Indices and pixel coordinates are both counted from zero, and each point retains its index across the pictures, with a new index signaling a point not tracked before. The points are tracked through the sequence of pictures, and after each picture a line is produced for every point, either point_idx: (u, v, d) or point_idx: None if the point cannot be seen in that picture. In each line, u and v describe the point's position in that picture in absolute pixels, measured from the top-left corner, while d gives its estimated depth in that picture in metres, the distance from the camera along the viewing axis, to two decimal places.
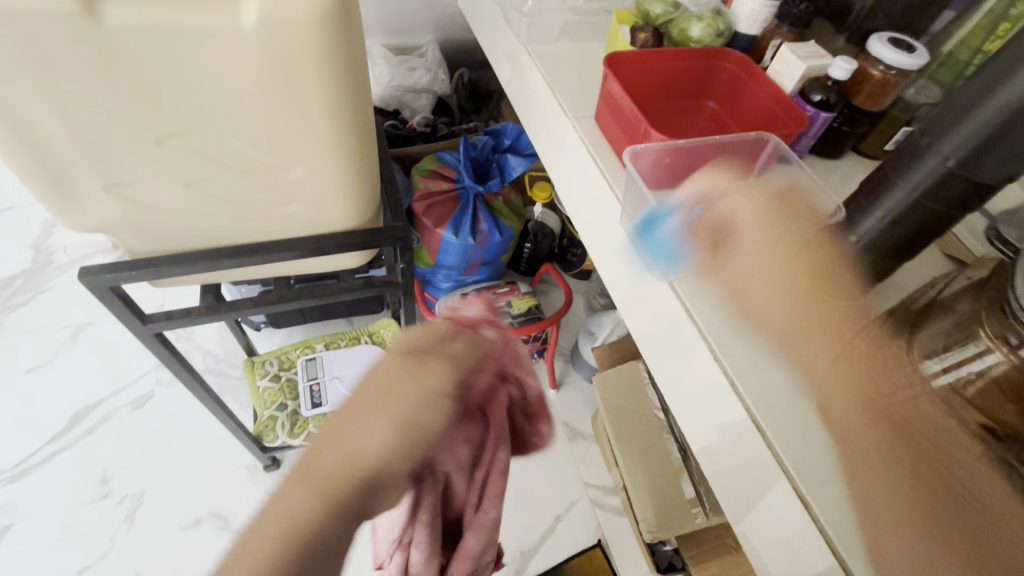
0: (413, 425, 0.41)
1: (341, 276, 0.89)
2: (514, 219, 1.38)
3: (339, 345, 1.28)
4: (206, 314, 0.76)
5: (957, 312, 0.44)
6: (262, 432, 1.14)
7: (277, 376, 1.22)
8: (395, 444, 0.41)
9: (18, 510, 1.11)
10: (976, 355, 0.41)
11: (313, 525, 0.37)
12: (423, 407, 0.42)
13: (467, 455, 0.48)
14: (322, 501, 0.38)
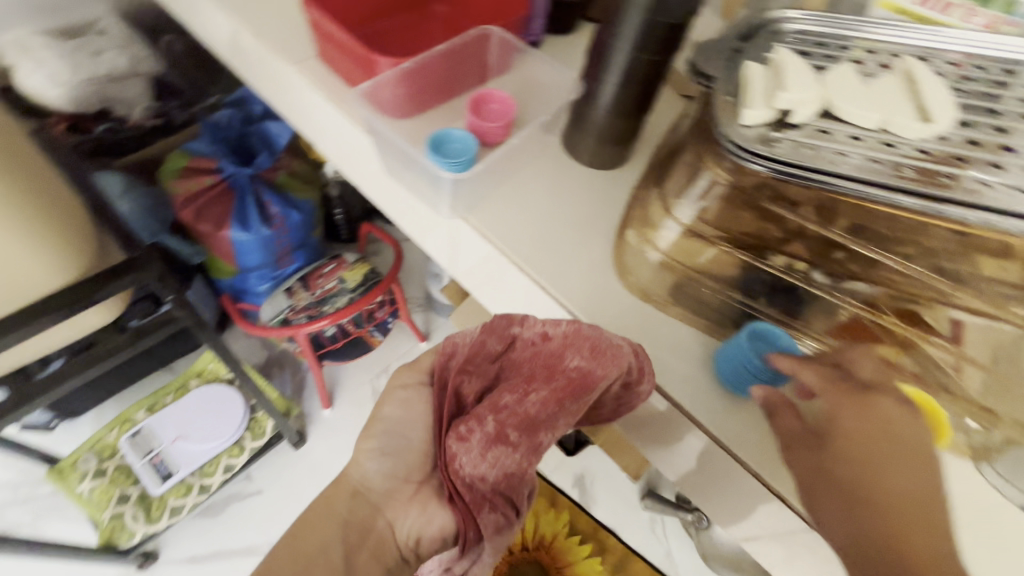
0: (381, 448, 0.54)
1: (100, 338, 0.71)
2: (308, 189, 1.23)
3: (165, 403, 1.09)
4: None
5: (684, 157, 0.42)
6: (111, 535, 0.96)
7: (102, 470, 1.01)
8: (374, 464, 0.54)
9: None
10: (706, 186, 0.40)
11: (316, 531, 0.51)
12: (390, 429, 0.54)
13: (496, 458, 0.43)
14: (322, 514, 0.52)
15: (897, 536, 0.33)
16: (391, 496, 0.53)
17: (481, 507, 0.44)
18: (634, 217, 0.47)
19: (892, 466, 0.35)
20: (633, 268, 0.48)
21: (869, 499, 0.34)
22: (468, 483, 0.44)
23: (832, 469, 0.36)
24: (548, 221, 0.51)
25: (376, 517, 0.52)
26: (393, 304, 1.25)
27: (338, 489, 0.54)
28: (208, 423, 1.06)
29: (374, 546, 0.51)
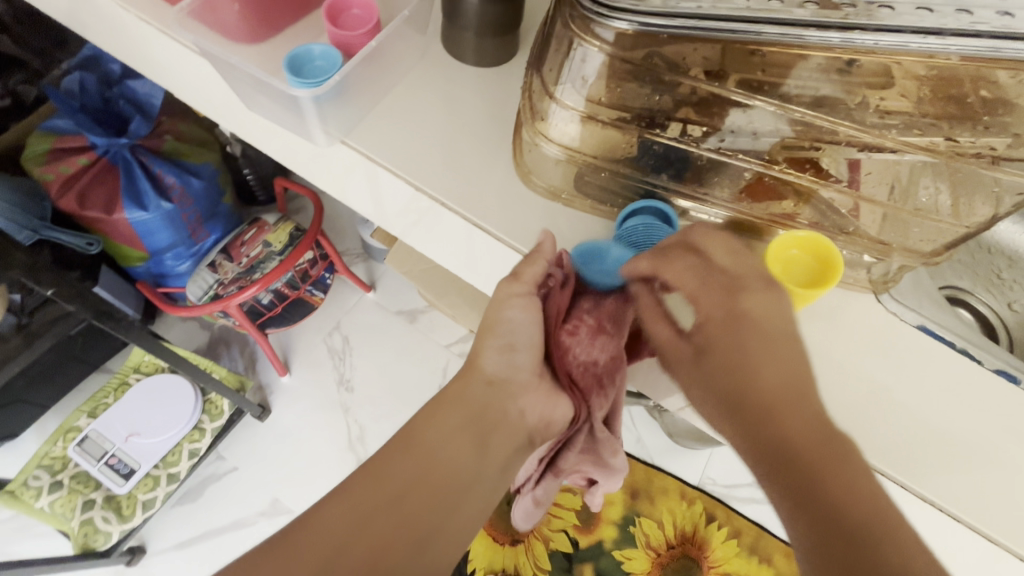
0: (502, 339, 0.48)
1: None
2: (203, 152, 1.12)
3: (107, 403, 1.03)
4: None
5: (558, 35, 0.40)
6: (87, 541, 0.94)
7: (57, 483, 0.96)
8: (491, 352, 0.48)
9: None
10: (585, 59, 0.39)
11: (445, 429, 0.46)
12: (512, 327, 0.47)
13: (605, 343, 0.48)
14: (456, 402, 0.48)
15: (792, 443, 0.36)
16: (523, 383, 0.49)
17: (592, 386, 0.49)
18: (525, 112, 0.45)
19: (771, 375, 0.39)
20: (533, 167, 0.46)
21: (760, 409, 0.38)
22: (584, 370, 0.49)
23: (717, 379, 0.40)
24: (441, 131, 0.47)
25: (510, 406, 0.48)
26: (326, 258, 1.21)
27: (470, 379, 0.49)
28: (159, 414, 1.02)
29: (503, 433, 0.48)
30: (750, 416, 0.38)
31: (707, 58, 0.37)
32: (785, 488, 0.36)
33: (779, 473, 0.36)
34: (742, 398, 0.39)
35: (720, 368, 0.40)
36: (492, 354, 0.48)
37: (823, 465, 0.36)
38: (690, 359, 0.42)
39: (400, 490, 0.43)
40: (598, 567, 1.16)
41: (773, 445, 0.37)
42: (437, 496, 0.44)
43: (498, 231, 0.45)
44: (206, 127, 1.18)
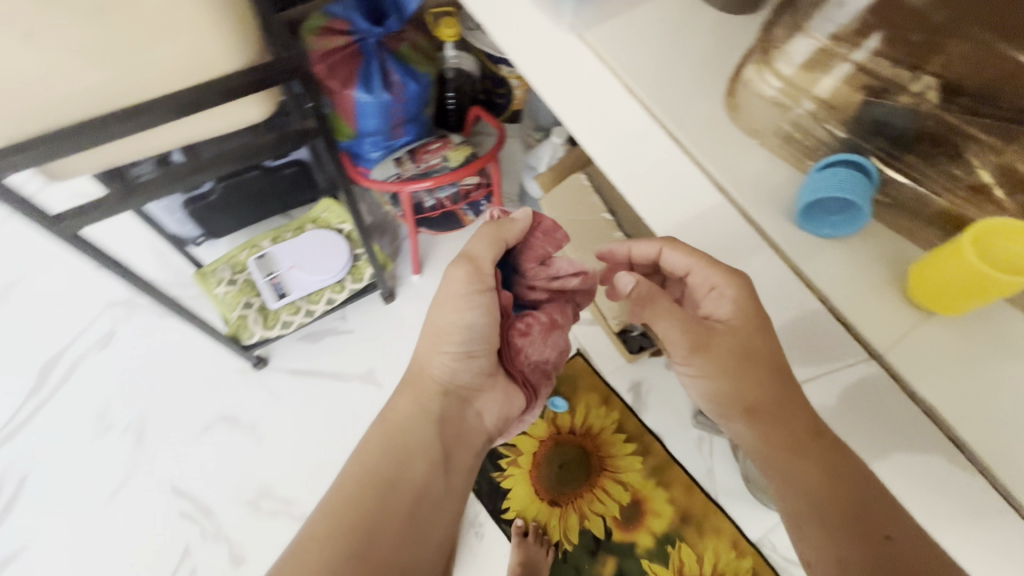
0: (463, 349, 0.71)
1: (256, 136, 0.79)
2: (427, 64, 1.29)
3: (286, 238, 1.25)
4: (108, 208, 0.67)
5: None
6: (237, 331, 1.13)
7: (233, 280, 1.18)
8: (441, 356, 0.71)
9: (28, 461, 1.12)
10: (844, 11, 0.50)
11: (415, 432, 0.68)
12: (471, 333, 0.70)
13: (552, 342, 0.74)
14: (419, 417, 0.69)
15: (796, 405, 0.59)
16: (478, 390, 0.73)
17: (536, 375, 0.75)
18: (759, 54, 0.56)
19: (766, 379, 0.60)
20: (745, 108, 0.57)
21: (780, 407, 0.60)
22: (534, 365, 0.75)
23: (750, 350, 0.60)
24: (671, 61, 0.58)
25: (468, 408, 0.72)
26: (489, 186, 1.32)
27: (427, 392, 0.71)
28: (320, 259, 1.21)
29: (456, 439, 0.70)
30: (771, 381, 0.60)
31: (944, 50, 0.47)
32: (801, 439, 0.58)
33: (795, 428, 0.59)
34: (765, 363, 0.60)
35: (752, 344, 0.60)
36: (442, 361, 0.71)
37: (816, 421, 0.59)
38: (731, 336, 0.60)
39: (385, 490, 0.63)
40: (623, 566, 1.14)
41: (789, 404, 0.59)
42: (413, 494, 0.64)
43: (690, 143, 0.57)
44: (435, 45, 1.35)
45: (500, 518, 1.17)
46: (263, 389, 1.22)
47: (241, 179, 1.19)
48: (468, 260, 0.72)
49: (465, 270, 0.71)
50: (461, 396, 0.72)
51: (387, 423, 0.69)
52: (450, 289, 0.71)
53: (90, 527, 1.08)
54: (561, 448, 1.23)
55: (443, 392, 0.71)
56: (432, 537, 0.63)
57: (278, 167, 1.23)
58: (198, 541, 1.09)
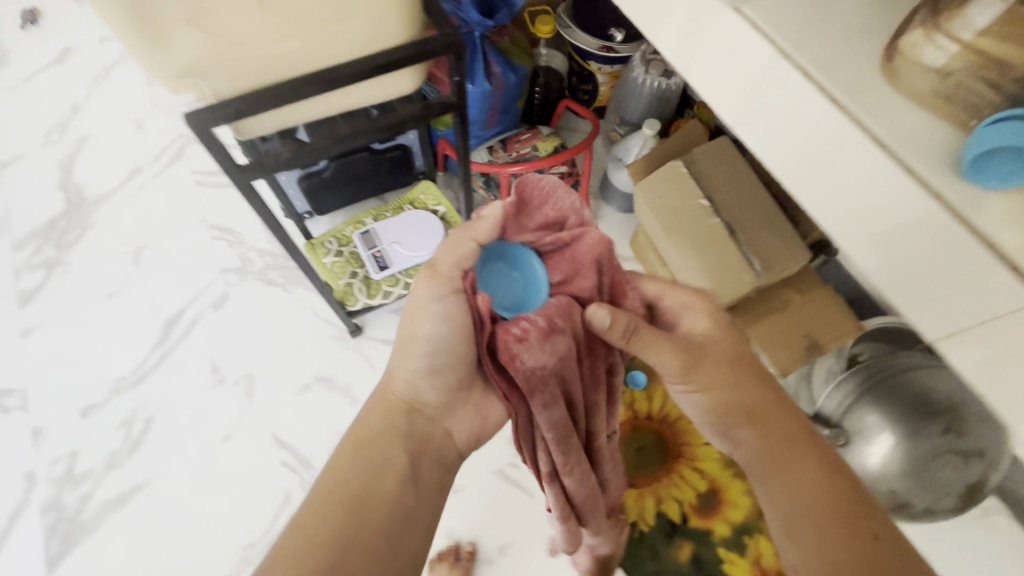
0: (438, 367, 0.70)
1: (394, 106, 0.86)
2: (523, 58, 1.37)
3: (386, 215, 1.33)
4: (276, 165, 0.75)
5: None
6: (344, 297, 1.24)
7: (340, 252, 1.27)
8: (415, 365, 0.70)
9: (152, 405, 1.24)
10: None
11: (382, 447, 0.70)
12: (432, 347, 0.69)
13: (552, 347, 0.63)
14: (385, 431, 0.71)
15: (762, 414, 0.70)
16: (444, 412, 0.75)
17: (537, 386, 0.64)
18: (927, 20, 0.53)
19: (757, 396, 0.71)
20: (907, 74, 0.56)
21: (753, 413, 0.70)
22: (528, 374, 0.63)
23: (746, 371, 0.71)
24: (811, 33, 0.61)
25: (433, 426, 0.74)
26: (576, 176, 1.38)
27: (393, 407, 0.73)
28: (419, 237, 1.29)
29: (426, 452, 0.73)
30: (753, 402, 0.71)
31: None
32: (783, 447, 0.68)
33: (777, 438, 0.69)
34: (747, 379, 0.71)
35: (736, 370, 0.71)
36: (418, 372, 0.71)
37: (795, 434, 0.69)
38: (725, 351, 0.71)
39: (358, 506, 0.66)
40: (698, 551, 1.15)
41: (765, 413, 0.70)
42: (386, 509, 0.67)
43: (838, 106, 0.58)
44: (529, 41, 1.43)
45: None
46: (358, 354, 1.31)
47: (352, 159, 1.29)
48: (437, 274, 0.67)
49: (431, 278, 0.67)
50: (428, 414, 0.74)
51: (348, 437, 0.72)
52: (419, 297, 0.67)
53: (203, 467, 1.19)
54: (638, 432, 1.24)
55: (410, 406, 0.73)
56: (408, 547, 0.67)
57: (384, 150, 1.32)
58: (297, 488, 1.18)
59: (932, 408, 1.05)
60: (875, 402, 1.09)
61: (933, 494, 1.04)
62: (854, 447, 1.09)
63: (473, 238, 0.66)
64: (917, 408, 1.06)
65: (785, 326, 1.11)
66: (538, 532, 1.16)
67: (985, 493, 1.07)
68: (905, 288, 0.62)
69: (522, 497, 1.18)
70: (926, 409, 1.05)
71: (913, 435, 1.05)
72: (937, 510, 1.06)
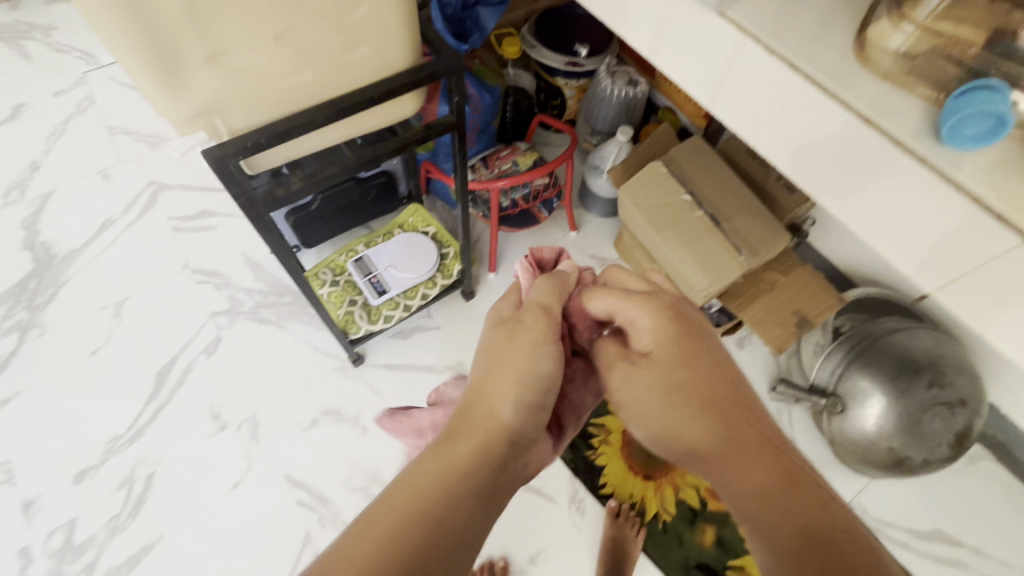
0: (535, 400, 0.61)
1: (391, 131, 0.89)
2: (496, 79, 1.43)
3: (377, 242, 1.34)
4: (288, 195, 0.75)
5: None
6: (346, 326, 1.24)
7: (335, 281, 1.27)
8: (512, 394, 0.60)
9: (153, 460, 1.19)
10: None
11: (462, 477, 0.53)
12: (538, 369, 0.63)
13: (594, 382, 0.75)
14: (472, 457, 0.54)
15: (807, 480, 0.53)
16: (532, 440, 0.60)
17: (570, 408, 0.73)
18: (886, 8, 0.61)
19: (677, 372, 0.62)
20: (876, 58, 0.63)
21: (778, 480, 0.53)
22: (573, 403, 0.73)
23: None
24: (787, 26, 0.67)
25: (523, 455, 0.59)
26: (558, 186, 1.43)
27: (487, 432, 0.57)
28: (413, 259, 1.30)
29: (512, 482, 0.57)
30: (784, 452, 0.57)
31: None
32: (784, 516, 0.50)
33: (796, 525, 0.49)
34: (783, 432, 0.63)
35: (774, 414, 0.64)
36: (515, 400, 0.60)
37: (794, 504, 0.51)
38: None
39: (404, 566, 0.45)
40: (721, 534, 1.19)
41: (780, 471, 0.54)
42: (458, 544, 0.49)
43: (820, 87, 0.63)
44: (498, 62, 1.49)
45: (599, 494, 1.21)
46: (362, 382, 1.30)
47: (339, 189, 1.30)
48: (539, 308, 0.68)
49: (542, 318, 0.67)
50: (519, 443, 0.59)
51: (413, 464, 0.53)
52: (525, 338, 0.64)
53: (215, 518, 1.14)
54: None
55: (498, 421, 0.58)
56: None
57: (369, 177, 1.34)
58: (318, 527, 1.15)
59: (915, 366, 1.12)
60: (863, 367, 1.16)
61: (926, 446, 1.11)
62: (850, 411, 1.17)
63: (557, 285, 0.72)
64: (902, 368, 1.13)
65: (775, 307, 1.17)
66: (566, 535, 1.17)
67: (971, 439, 1.15)
68: (903, 249, 0.66)
69: (545, 504, 1.19)
70: (910, 368, 1.12)
71: (903, 393, 1.12)
72: (933, 460, 1.13)
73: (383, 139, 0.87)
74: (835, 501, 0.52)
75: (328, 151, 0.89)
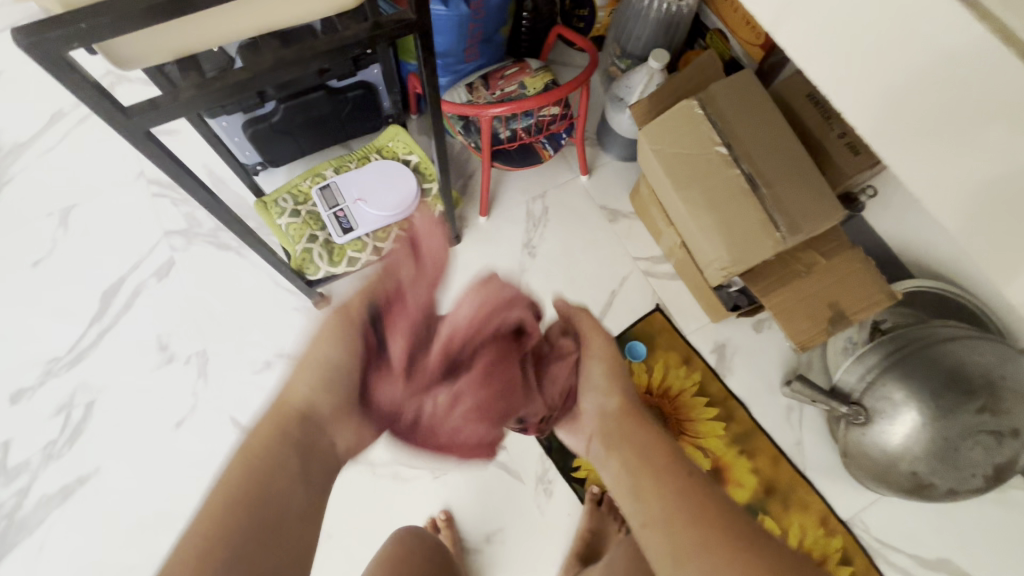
0: (330, 380, 0.62)
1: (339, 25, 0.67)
2: None
3: (349, 168, 1.15)
4: (177, 106, 0.60)
5: None
6: (302, 265, 1.07)
7: (296, 211, 1.10)
8: (306, 385, 0.62)
9: (93, 388, 1.10)
10: None
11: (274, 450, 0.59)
12: (325, 363, 0.62)
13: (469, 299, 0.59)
14: (279, 433, 0.60)
15: (672, 513, 0.57)
16: (327, 419, 0.63)
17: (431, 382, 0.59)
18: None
19: (630, 459, 0.64)
20: None
21: (690, 512, 0.57)
22: (421, 368, 0.59)
23: (670, 453, 0.64)
24: None
25: (321, 438, 0.62)
26: (571, 119, 1.18)
27: (283, 412, 0.62)
28: (388, 193, 1.11)
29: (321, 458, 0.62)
30: (696, 518, 0.56)
31: None
32: (687, 549, 0.54)
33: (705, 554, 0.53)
34: (698, 493, 0.58)
35: (679, 484, 0.60)
36: (308, 390, 0.62)
37: (699, 555, 0.54)
38: (657, 452, 0.64)
39: (243, 548, 0.52)
40: None
41: (704, 532, 0.55)
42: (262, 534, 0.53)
43: None
44: None
45: (571, 477, 1.09)
46: None
47: (306, 100, 1.09)
48: (343, 312, 0.63)
49: (326, 333, 0.63)
50: (317, 426, 0.62)
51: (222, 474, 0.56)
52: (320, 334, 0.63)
53: (153, 457, 1.07)
54: None
55: (283, 401, 0.63)
56: None
57: (342, 89, 1.11)
58: None
59: (966, 384, 0.93)
60: (903, 378, 0.97)
61: (958, 477, 0.95)
62: (874, 426, 1.00)
63: (354, 327, 0.62)
64: (951, 384, 0.94)
65: (809, 298, 0.97)
66: (528, 517, 1.07)
67: (1014, 472, 0.98)
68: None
69: (511, 481, 1.08)
70: (961, 386, 0.94)
71: (945, 415, 0.94)
72: (961, 490, 0.97)
73: (320, 35, 0.66)
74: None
75: (250, 41, 0.69)
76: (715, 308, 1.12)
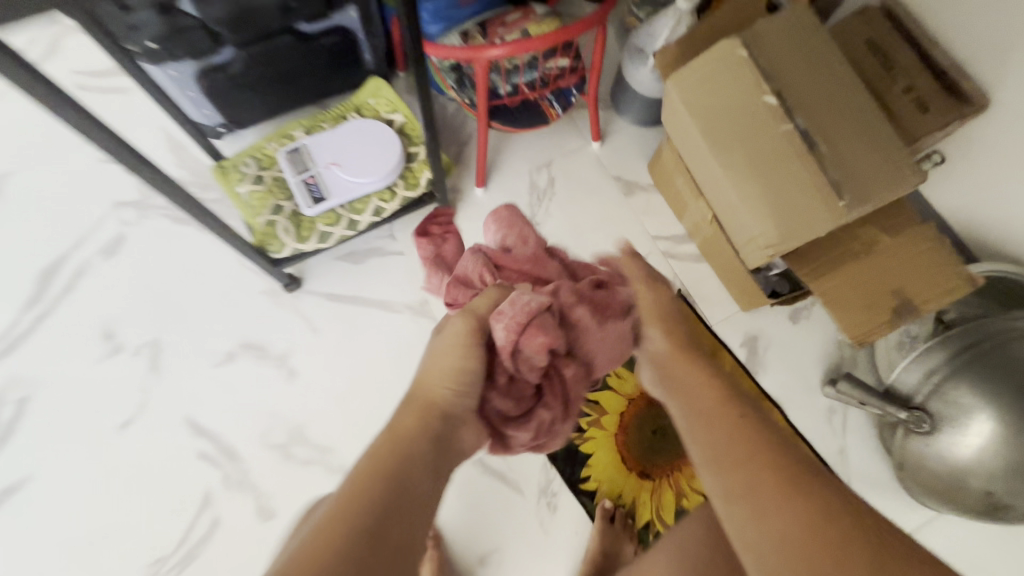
0: (464, 385, 0.60)
1: None
2: None
3: (322, 128, 0.99)
4: None
5: None
6: (264, 241, 0.90)
7: (259, 178, 0.94)
8: (444, 383, 0.60)
9: (28, 382, 0.95)
10: None
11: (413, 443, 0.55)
12: (463, 376, 0.60)
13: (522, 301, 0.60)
14: (420, 425, 0.57)
15: (725, 455, 0.52)
16: (461, 420, 0.60)
17: (527, 368, 0.61)
18: None
19: (683, 399, 0.60)
20: None
21: (744, 452, 0.51)
22: (530, 370, 0.61)
23: (736, 398, 0.57)
24: None
25: (456, 435, 0.59)
26: (582, 73, 1.01)
27: (432, 407, 0.58)
28: (367, 158, 0.95)
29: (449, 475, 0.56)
30: (754, 466, 0.50)
31: None
32: (738, 489, 0.49)
33: (745, 492, 0.49)
34: (754, 434, 0.52)
35: (740, 433, 0.53)
36: (448, 394, 0.59)
37: (756, 497, 0.48)
38: (716, 394, 0.58)
39: (356, 572, 0.44)
40: None
41: (752, 475, 0.49)
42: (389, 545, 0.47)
43: None
44: None
45: (578, 489, 0.95)
46: (295, 314, 1.02)
47: (271, 48, 0.92)
48: (471, 315, 0.63)
49: (455, 341, 0.62)
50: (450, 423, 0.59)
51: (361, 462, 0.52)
52: (449, 346, 0.61)
53: (97, 461, 0.92)
54: (656, 409, 0.98)
55: (430, 400, 0.59)
56: None
57: (315, 35, 0.95)
58: (221, 486, 0.92)
59: None
60: (976, 381, 0.81)
61: None
62: (939, 437, 0.84)
63: (476, 339, 0.61)
64: None
65: (869, 284, 0.80)
66: (527, 536, 0.92)
67: None
68: None
69: (508, 494, 0.94)
70: None
71: None
72: None
73: None
74: (825, 535, 0.44)
75: None
76: (754, 296, 0.95)
